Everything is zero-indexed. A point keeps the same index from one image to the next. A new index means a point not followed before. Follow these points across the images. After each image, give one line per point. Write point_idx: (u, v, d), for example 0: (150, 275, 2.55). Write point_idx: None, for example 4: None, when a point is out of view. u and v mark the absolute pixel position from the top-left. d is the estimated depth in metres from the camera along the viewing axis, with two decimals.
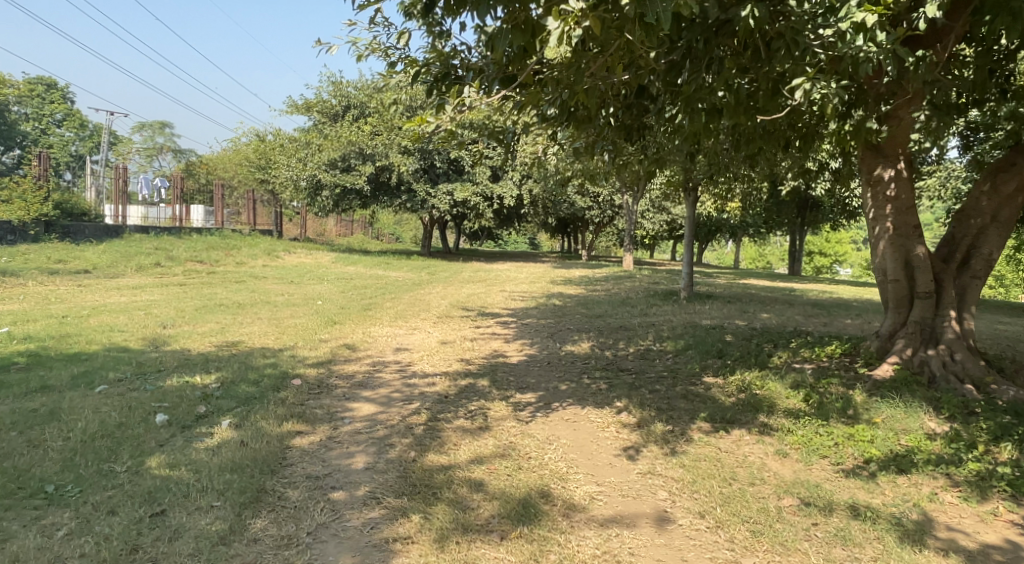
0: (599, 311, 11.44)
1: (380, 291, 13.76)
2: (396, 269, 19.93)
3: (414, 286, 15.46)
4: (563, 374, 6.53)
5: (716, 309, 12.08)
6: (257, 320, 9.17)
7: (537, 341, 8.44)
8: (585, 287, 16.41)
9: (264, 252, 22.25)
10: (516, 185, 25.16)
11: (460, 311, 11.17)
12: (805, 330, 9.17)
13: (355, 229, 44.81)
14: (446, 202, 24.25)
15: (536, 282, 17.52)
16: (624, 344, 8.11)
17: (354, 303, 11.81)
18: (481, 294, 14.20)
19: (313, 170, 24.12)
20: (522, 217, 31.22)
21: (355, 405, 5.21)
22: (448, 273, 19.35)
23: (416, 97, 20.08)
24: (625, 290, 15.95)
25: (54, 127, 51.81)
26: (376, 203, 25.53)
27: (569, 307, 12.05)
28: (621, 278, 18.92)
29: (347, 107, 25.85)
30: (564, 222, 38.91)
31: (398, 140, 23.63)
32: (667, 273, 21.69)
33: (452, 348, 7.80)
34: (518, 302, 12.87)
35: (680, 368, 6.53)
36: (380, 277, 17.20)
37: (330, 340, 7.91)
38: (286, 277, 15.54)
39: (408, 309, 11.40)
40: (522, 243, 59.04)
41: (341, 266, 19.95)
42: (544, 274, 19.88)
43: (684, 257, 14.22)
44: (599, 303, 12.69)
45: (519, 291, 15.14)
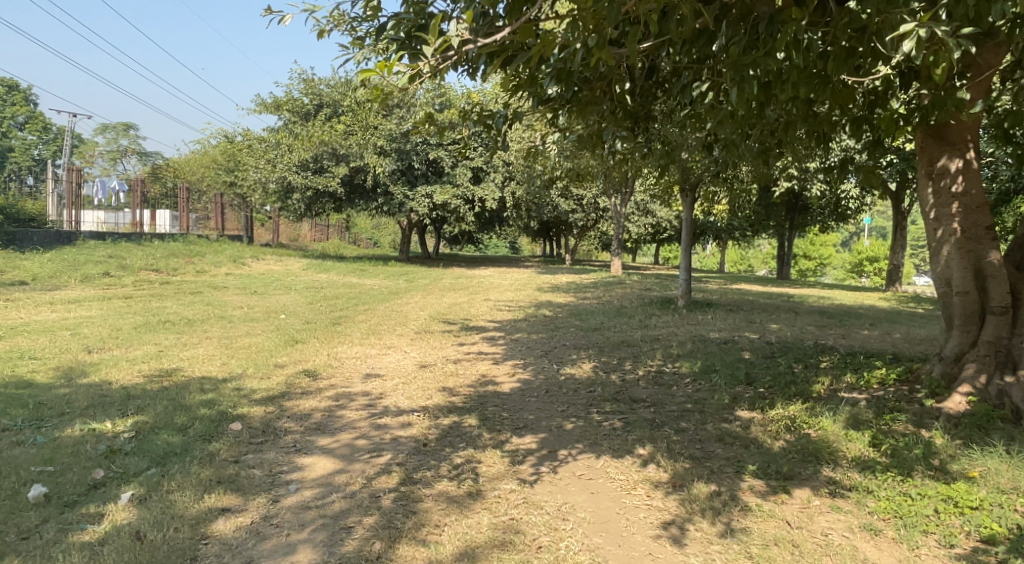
0: (596, 323, 10.36)
1: (352, 302, 12.57)
2: (371, 276, 18.76)
3: (390, 295, 14.32)
4: (566, 407, 5.41)
5: (721, 320, 11.04)
6: (205, 340, 7.96)
7: (531, 362, 7.31)
8: (574, 295, 15.35)
9: (228, 259, 20.96)
10: (499, 187, 24.05)
11: (441, 324, 10.01)
12: (829, 346, 8.13)
13: (331, 234, 43.46)
14: (424, 205, 23.07)
15: (521, 290, 16.44)
16: (632, 365, 7.02)
17: (321, 316, 10.62)
18: (463, 304, 13.06)
19: (283, 171, 22.82)
20: (503, 221, 30.15)
21: (307, 461, 4.06)
22: (427, 281, 18.19)
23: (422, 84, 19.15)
24: (618, 298, 14.92)
25: (15, 130, 49.86)
26: (350, 206, 24.29)
27: (561, 319, 10.95)
28: (610, 285, 17.91)
29: (319, 106, 24.58)
30: (546, 225, 37.86)
31: (374, 140, 22.46)
32: (656, 279, 20.70)
33: (431, 373, 6.66)
34: (505, 313, 11.75)
35: (706, 398, 5.45)
36: (353, 285, 16.03)
37: (288, 365, 6.73)
38: (249, 287, 14.28)
39: (382, 323, 10.22)
40: (502, 247, 58.01)
41: (311, 274, 18.72)
42: (529, 281, 18.78)
43: (681, 262, 13.21)
44: (594, 314, 11.60)
45: (504, 300, 14.02)
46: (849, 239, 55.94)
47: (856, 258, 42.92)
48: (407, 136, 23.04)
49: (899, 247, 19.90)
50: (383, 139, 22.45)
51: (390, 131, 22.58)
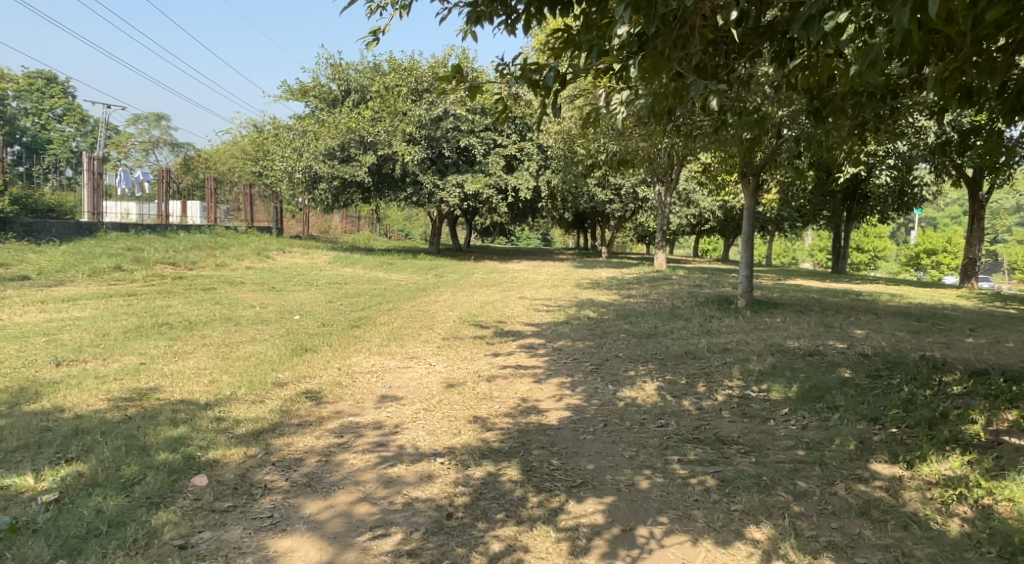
0: (651, 328, 9.03)
1: (375, 301, 11.41)
2: (398, 270, 17.69)
3: (418, 293, 13.14)
4: (637, 451, 4.16)
5: (793, 325, 9.65)
6: (201, 348, 6.83)
7: (581, 380, 6.05)
8: (617, 293, 14.02)
9: (252, 251, 20.04)
10: (534, 176, 22.72)
11: (473, 328, 8.79)
12: (941, 362, 6.72)
13: (363, 226, 42.65)
14: (456, 195, 21.89)
15: (560, 286, 15.15)
16: (706, 388, 5.72)
17: (340, 318, 9.48)
18: (497, 303, 11.85)
19: (309, 160, 21.83)
20: (538, 213, 28.92)
21: (283, 548, 2.89)
22: (459, 275, 17.06)
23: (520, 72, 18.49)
24: (668, 296, 13.52)
25: (53, 122, 49.95)
26: (379, 197, 23.26)
27: (609, 322, 9.64)
28: (656, 281, 16.53)
29: (347, 92, 23.57)
30: (582, 216, 36.46)
31: (403, 126, 21.36)
32: (705, 275, 19.23)
33: (461, 395, 5.44)
34: (545, 314, 10.48)
35: (820, 442, 4.14)
36: (380, 281, 14.91)
37: (290, 384, 5.56)
38: (268, 283, 13.22)
39: (408, 326, 9.04)
40: (535, 238, 56.86)
41: (336, 268, 17.76)
42: (567, 276, 17.53)
43: (743, 258, 11.83)
44: (645, 315, 10.27)
45: (541, 298, 12.77)
46: (899, 231, 53.57)
47: (913, 250, 41.18)
48: (438, 122, 21.90)
49: (974, 240, 18.33)
50: (413, 126, 21.37)
51: (420, 117, 21.49)
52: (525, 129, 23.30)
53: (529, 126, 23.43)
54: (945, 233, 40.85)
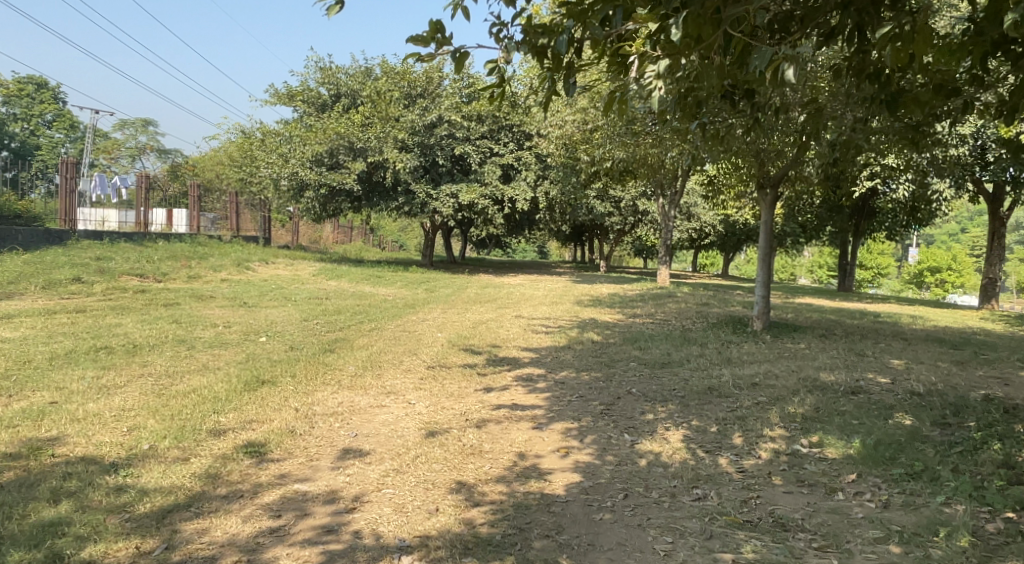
0: (664, 356, 7.98)
1: (356, 319, 10.31)
2: (387, 284, 16.62)
3: (405, 310, 12.05)
4: (673, 545, 3.12)
5: (822, 353, 8.62)
6: (137, 380, 5.72)
7: (590, 426, 4.99)
8: (621, 312, 12.94)
9: (233, 262, 18.95)
10: (531, 187, 21.62)
11: (463, 355, 7.70)
12: (1014, 406, 5.69)
13: (355, 236, 41.55)
14: (449, 205, 20.83)
15: (558, 303, 14.09)
16: (744, 440, 4.67)
17: (313, 340, 8.36)
18: (492, 322, 10.77)
19: (295, 167, 20.74)
20: (534, 225, 27.92)
21: None
22: (451, 290, 16.00)
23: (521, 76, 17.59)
24: (676, 316, 12.46)
25: (42, 128, 48.70)
26: (369, 206, 22.22)
27: (616, 346, 8.60)
28: (661, 298, 15.50)
29: (337, 97, 22.52)
30: (579, 228, 35.42)
31: (394, 132, 20.38)
32: (711, 292, 18.22)
33: (442, 448, 4.38)
34: (545, 336, 9.43)
35: (916, 537, 3.11)
36: (365, 296, 13.81)
37: (231, 432, 4.49)
38: (241, 297, 12.10)
39: (389, 352, 7.95)
40: (532, 250, 55.86)
41: (322, 281, 16.70)
42: (565, 292, 16.51)
43: (760, 276, 10.82)
44: (654, 339, 9.22)
45: (539, 317, 11.70)
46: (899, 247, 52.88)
47: (916, 268, 40.46)
48: (431, 128, 20.94)
49: (995, 258, 17.37)
50: (405, 132, 20.41)
51: (412, 123, 20.54)
52: (523, 138, 22.22)
53: (528, 135, 22.35)
54: (950, 251, 40.07)
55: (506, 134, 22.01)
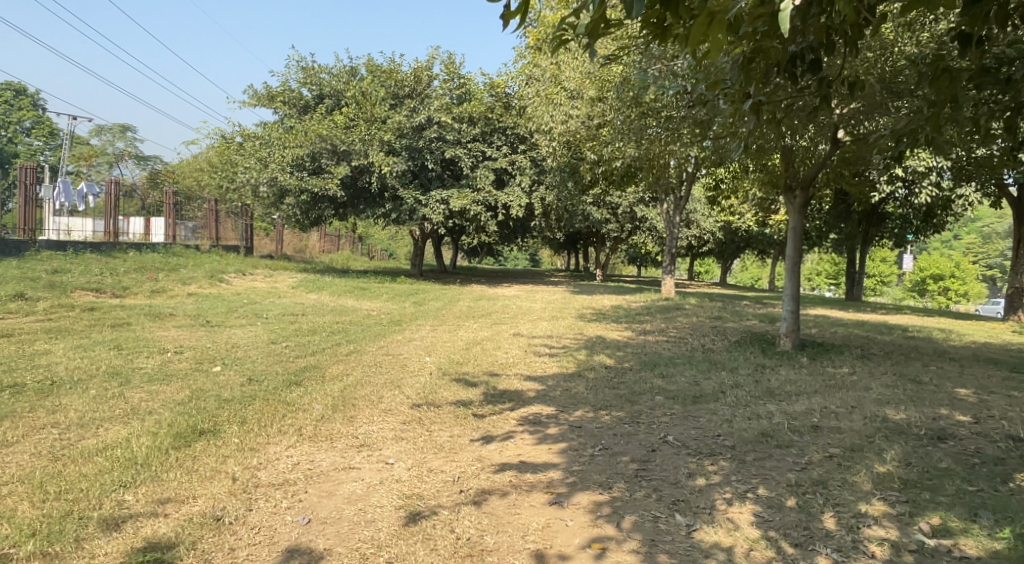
0: (692, 386, 6.75)
1: (332, 341, 9.03)
2: (371, 297, 15.35)
3: (391, 328, 10.76)
4: None
5: (873, 380, 7.40)
6: (33, 436, 4.45)
7: (626, 500, 3.75)
8: (628, 329, 11.70)
9: (206, 273, 17.62)
10: (525, 193, 20.35)
11: (456, 387, 6.44)
12: None
13: (342, 245, 40.20)
14: (439, 212, 19.56)
15: (558, 318, 12.82)
16: (838, 523, 3.47)
17: (276, 370, 7.08)
18: (488, 343, 9.50)
19: (274, 171, 19.42)
20: (528, 232, 26.73)
21: None
22: (441, 304, 14.73)
23: (518, 71, 16.32)
24: (690, 333, 11.23)
25: (21, 136, 47.15)
26: (354, 213, 20.94)
27: (634, 374, 7.35)
28: (668, 312, 14.27)
29: (320, 98, 21.15)
30: (574, 236, 34.27)
31: (380, 134, 19.13)
32: (720, 303, 17.03)
33: (429, 547, 3.12)
34: (549, 360, 8.18)
35: None
36: (346, 311, 12.49)
37: (133, 523, 3.25)
38: (204, 315, 10.78)
39: (365, 383, 6.68)
40: (524, 258, 54.67)
41: (300, 294, 15.43)
42: (565, 305, 15.27)
43: (787, 290, 9.60)
44: (676, 364, 7.99)
45: (541, 336, 10.44)
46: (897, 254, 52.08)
47: (917, 275, 39.58)
48: (420, 131, 19.70)
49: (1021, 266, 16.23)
50: (391, 133, 19.16)
51: (399, 124, 19.29)
52: (517, 141, 21.08)
53: (521, 138, 21.23)
54: (952, 258, 39.26)
55: (499, 137, 20.81)
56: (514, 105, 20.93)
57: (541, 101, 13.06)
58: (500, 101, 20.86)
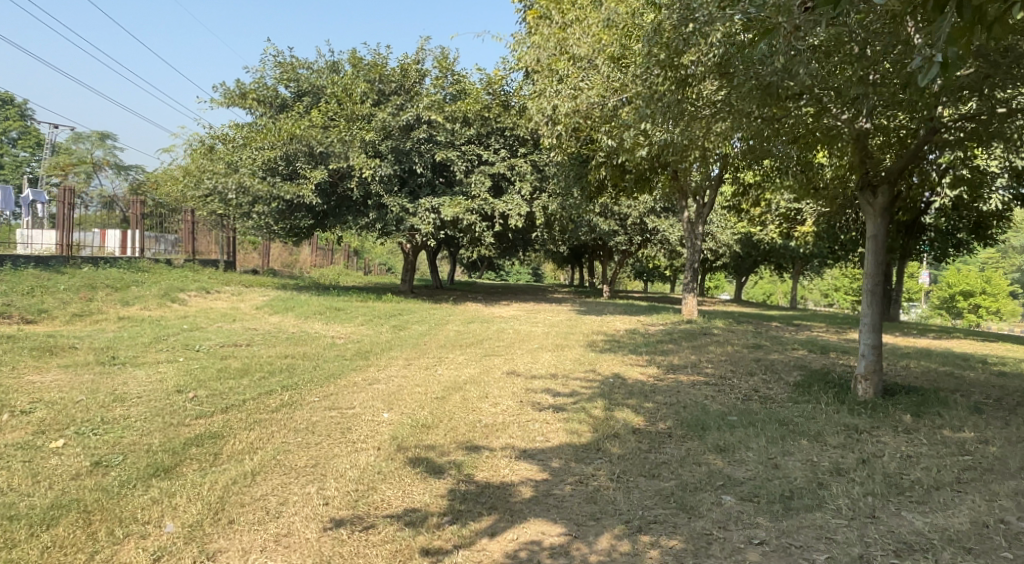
0: (772, 473, 4.46)
1: (263, 388, 6.69)
2: (345, 320, 13.05)
3: (353, 364, 8.45)
4: None
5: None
6: None
7: None
8: (651, 363, 9.37)
9: (160, 291, 15.35)
10: (526, 201, 18.07)
11: (414, 481, 4.17)
12: None
13: (335, 259, 37.93)
14: (429, 222, 17.26)
15: (564, 348, 10.50)
16: None
17: (152, 442, 4.81)
18: (474, 388, 7.15)
19: (242, 175, 17.15)
20: (531, 245, 24.46)
21: None
22: (425, 329, 12.36)
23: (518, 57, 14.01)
24: (731, 370, 8.91)
25: (8, 146, 44.82)
26: (335, 223, 18.69)
27: (677, 447, 5.05)
28: (695, 340, 11.93)
29: (297, 95, 18.68)
30: (580, 249, 31.96)
31: (361, 134, 16.85)
32: (752, 327, 14.71)
33: None
34: (554, 419, 5.86)
35: None
36: (305, 339, 10.20)
37: None
38: (115, 349, 8.48)
39: (274, 468, 4.41)
40: (526, 272, 52.29)
41: (263, 316, 13.18)
42: (574, 330, 12.94)
43: (868, 317, 7.28)
44: (732, 425, 5.69)
45: (543, 375, 8.09)
46: None
47: (947, 291, 37.24)
48: (408, 131, 17.42)
49: None
50: (374, 133, 16.89)
51: (383, 122, 17.00)
52: (517, 144, 18.82)
53: (522, 141, 18.96)
54: (983, 273, 36.92)
55: (497, 139, 18.59)
56: (514, 105, 18.64)
57: (543, 86, 10.79)
58: (499, 101, 18.59)
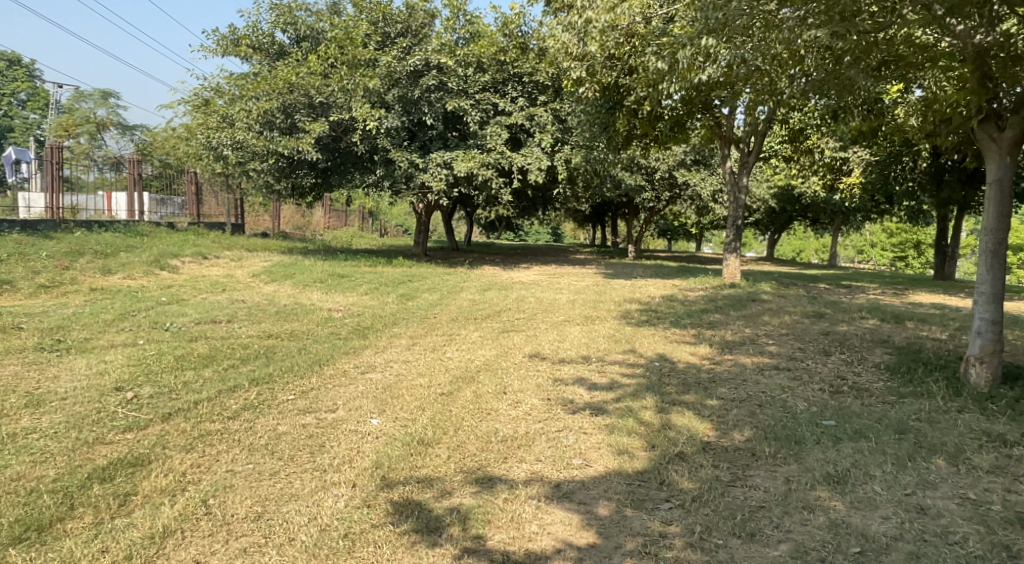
0: (925, 529, 3.06)
1: (226, 383, 5.31)
2: (349, 288, 11.70)
3: (347, 345, 7.06)
4: None
5: None
6: None
7: None
8: (701, 340, 7.89)
9: (151, 257, 14.11)
10: (547, 154, 16.47)
11: (407, 559, 2.83)
12: None
13: (350, 221, 36.63)
14: (441, 177, 15.72)
15: (595, 322, 9.04)
16: None
17: (43, 478, 3.49)
18: (489, 380, 5.75)
19: (237, 129, 15.70)
20: (551, 203, 22.90)
21: None
22: (437, 298, 10.95)
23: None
24: (799, 348, 7.42)
25: (17, 108, 43.59)
26: (341, 180, 17.26)
27: (770, 478, 3.65)
28: (744, 308, 10.41)
29: (296, 40, 17.07)
30: (604, 207, 30.32)
31: (363, 81, 15.27)
32: (802, 291, 13.18)
33: None
34: (595, 428, 4.47)
35: None
36: (296, 314, 8.82)
37: None
38: (66, 329, 7.13)
39: (199, 522, 3.07)
40: (546, 232, 50.75)
41: (258, 284, 11.89)
42: (604, 297, 11.48)
43: (986, 280, 5.72)
44: (834, 438, 4.26)
45: (573, 358, 6.67)
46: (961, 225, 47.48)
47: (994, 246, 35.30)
48: (416, 77, 15.80)
49: None
50: (378, 80, 15.30)
51: (388, 67, 15.37)
52: (537, 91, 17.14)
53: (542, 88, 17.26)
54: None
55: (514, 87, 16.94)
56: (533, 48, 16.89)
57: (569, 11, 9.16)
58: (516, 44, 16.84)
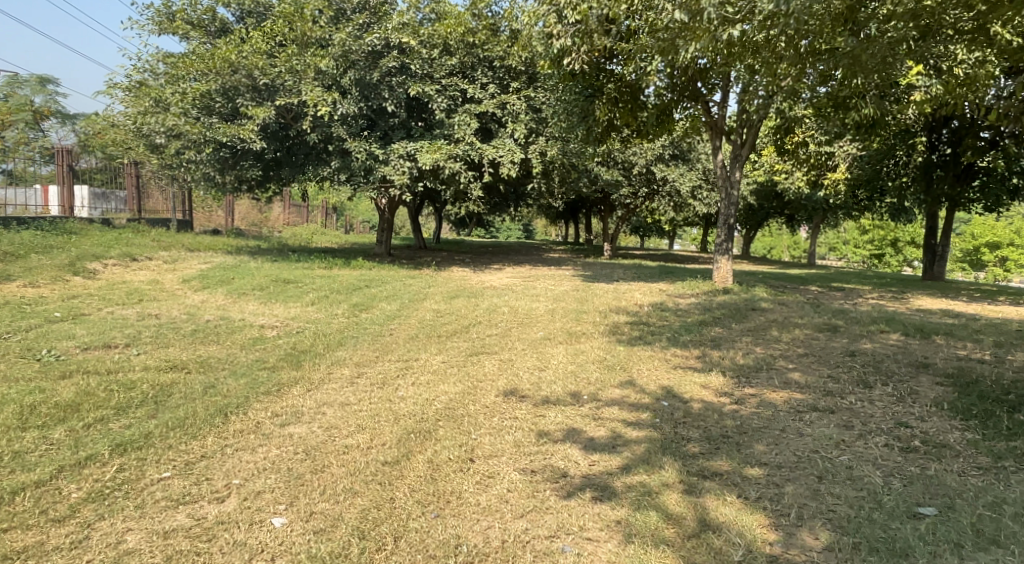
0: None
1: (72, 454, 3.72)
2: (292, 296, 10.10)
3: (270, 380, 5.49)
4: None
5: None
6: None
7: None
8: (710, 365, 6.53)
9: (69, 258, 12.38)
10: (520, 146, 15.01)
11: None
12: None
13: (311, 216, 34.69)
14: (404, 171, 14.15)
15: (579, 339, 7.62)
16: None
17: None
18: (449, 436, 4.27)
19: (171, 115, 13.95)
20: (523, 198, 21.46)
21: None
22: (393, 308, 9.40)
23: None
24: (832, 377, 6.09)
25: None
26: (291, 173, 15.61)
27: None
28: (747, 320, 9.08)
29: (241, 16, 15.36)
30: (577, 202, 28.94)
31: (315, 62, 13.68)
32: (800, 297, 11.97)
33: None
34: (604, 533, 3.07)
35: None
36: (218, 332, 7.24)
37: None
38: None
39: None
40: (517, 229, 49.31)
41: (186, 292, 10.26)
42: (586, 305, 10.10)
43: None
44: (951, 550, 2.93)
45: (558, 396, 5.23)
46: None
47: (970, 243, 34.85)
48: (376, 59, 14.22)
49: None
50: (331, 60, 13.68)
51: (343, 46, 13.73)
52: (508, 77, 15.70)
53: (514, 74, 15.82)
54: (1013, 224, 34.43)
55: (484, 72, 15.45)
56: (504, 30, 15.42)
57: None
58: (486, 25, 15.32)
